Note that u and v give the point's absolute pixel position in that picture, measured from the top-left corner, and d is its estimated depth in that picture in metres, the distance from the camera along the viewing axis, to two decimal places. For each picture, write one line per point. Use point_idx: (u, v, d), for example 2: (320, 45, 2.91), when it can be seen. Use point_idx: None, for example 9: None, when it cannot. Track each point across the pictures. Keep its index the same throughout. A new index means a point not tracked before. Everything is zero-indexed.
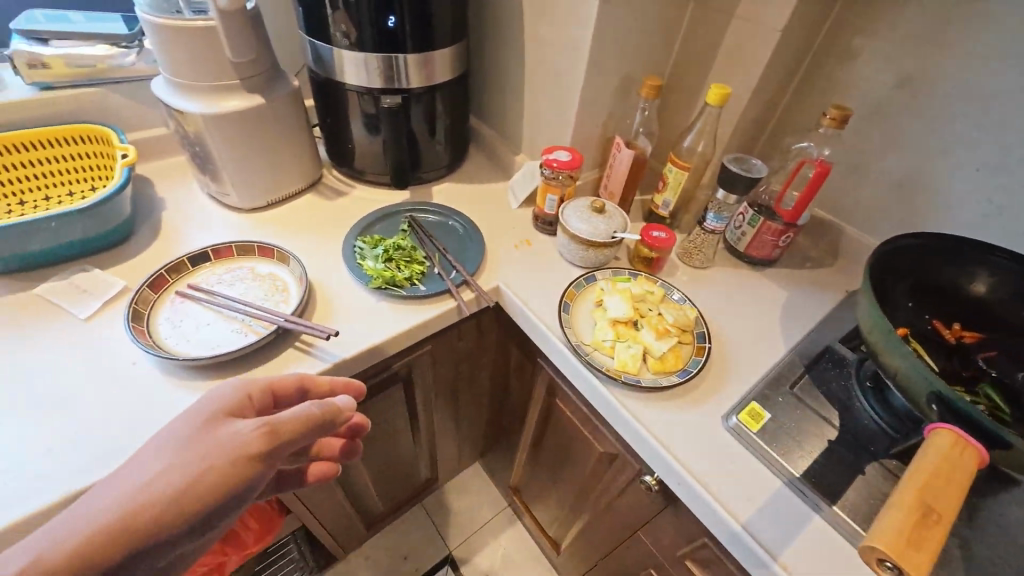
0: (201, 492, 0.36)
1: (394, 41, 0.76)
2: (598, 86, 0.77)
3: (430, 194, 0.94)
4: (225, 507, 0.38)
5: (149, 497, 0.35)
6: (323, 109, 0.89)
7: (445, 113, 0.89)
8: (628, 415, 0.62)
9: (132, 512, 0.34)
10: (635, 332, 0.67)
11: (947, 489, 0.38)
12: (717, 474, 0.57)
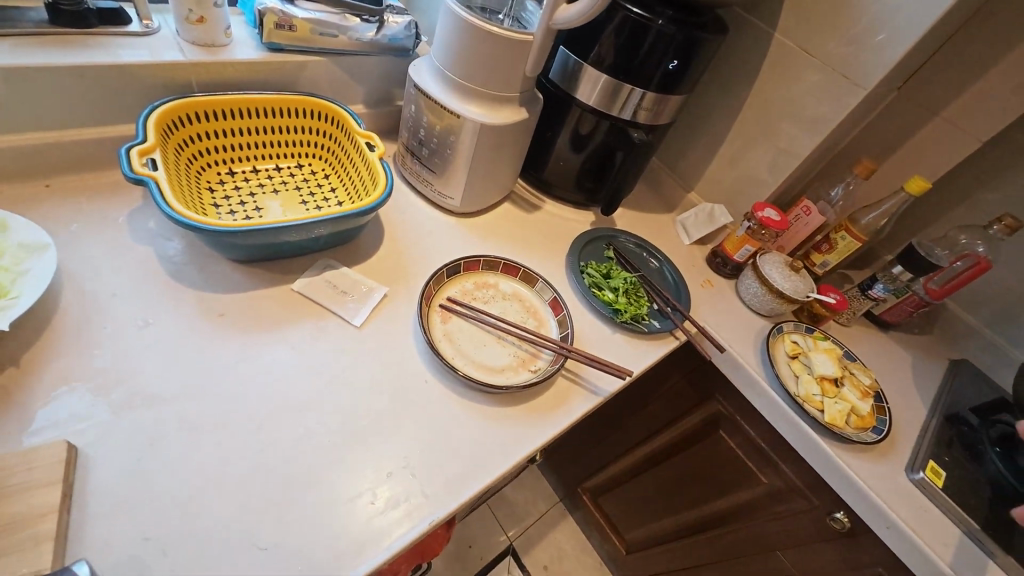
0: None
1: (642, 74, 0.74)
2: (814, 154, 0.84)
3: (612, 218, 0.97)
4: None
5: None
6: (542, 123, 0.88)
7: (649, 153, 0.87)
8: (842, 464, 0.71)
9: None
10: (839, 390, 0.76)
11: None
12: (918, 521, 0.68)
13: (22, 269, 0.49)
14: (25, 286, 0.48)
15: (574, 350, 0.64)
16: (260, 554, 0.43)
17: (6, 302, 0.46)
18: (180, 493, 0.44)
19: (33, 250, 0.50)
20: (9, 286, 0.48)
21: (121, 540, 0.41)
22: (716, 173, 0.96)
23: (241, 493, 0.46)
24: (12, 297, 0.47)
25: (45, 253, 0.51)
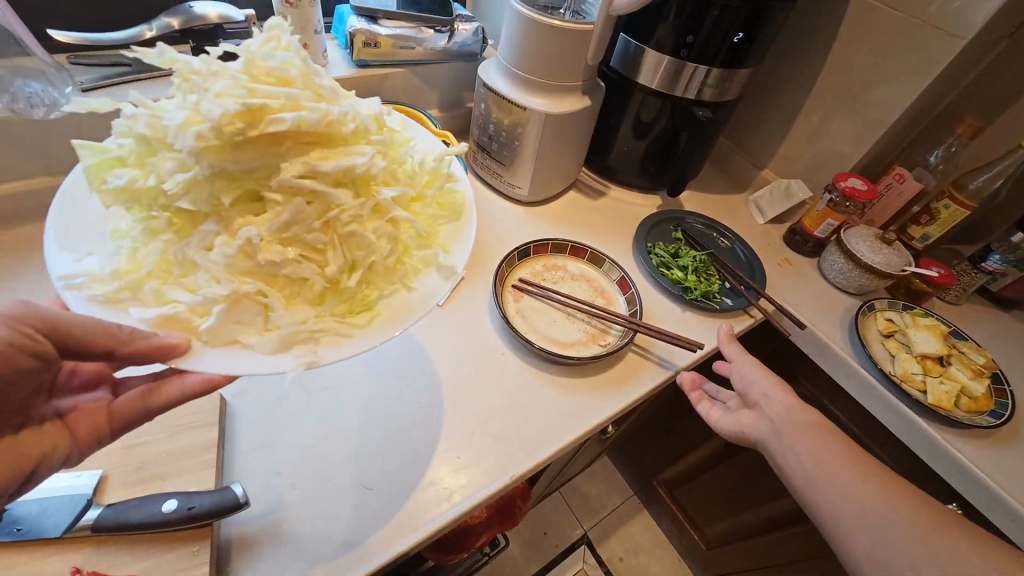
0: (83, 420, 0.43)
1: (707, 53, 0.74)
2: (906, 116, 0.78)
3: (678, 202, 0.96)
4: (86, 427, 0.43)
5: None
6: (604, 111, 0.91)
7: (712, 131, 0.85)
8: (952, 451, 0.65)
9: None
10: (945, 370, 0.70)
11: None
12: None
13: (411, 287, 0.40)
14: (391, 307, 0.39)
15: (643, 325, 0.65)
16: (367, 494, 0.50)
17: (361, 317, 0.38)
18: (302, 439, 0.52)
19: (445, 276, 0.41)
20: (372, 299, 0.39)
21: (261, 480, 0.49)
22: (792, 147, 0.92)
23: (350, 443, 0.53)
24: (372, 311, 0.38)
25: (443, 284, 0.40)
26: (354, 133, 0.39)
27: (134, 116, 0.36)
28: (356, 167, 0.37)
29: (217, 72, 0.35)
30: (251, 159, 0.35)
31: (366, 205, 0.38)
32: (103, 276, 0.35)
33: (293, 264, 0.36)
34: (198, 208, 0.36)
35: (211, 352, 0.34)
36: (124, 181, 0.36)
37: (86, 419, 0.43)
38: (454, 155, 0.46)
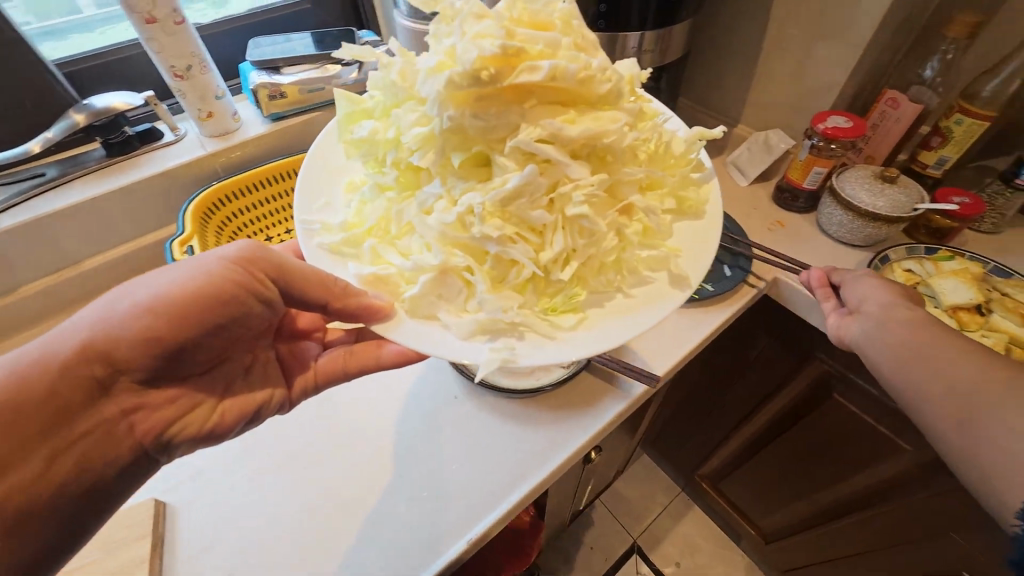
0: (249, 397, 0.49)
1: (627, 18, 0.66)
2: (883, 32, 0.66)
3: None
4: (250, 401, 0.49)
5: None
6: None
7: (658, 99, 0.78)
8: None
9: (64, 358, 0.36)
10: (985, 320, 0.58)
11: None
12: None
13: (636, 297, 0.40)
14: (605, 318, 0.38)
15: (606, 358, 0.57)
16: None
17: (572, 318, 0.38)
18: (243, 532, 0.49)
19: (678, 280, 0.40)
20: (584, 301, 0.40)
21: (270, 515, 0.50)
22: (762, 95, 0.82)
23: (294, 527, 0.49)
24: (586, 314, 0.39)
25: (664, 299, 0.39)
26: (607, 95, 0.39)
27: (400, 79, 0.40)
28: (604, 135, 0.38)
29: (484, 19, 0.36)
30: (493, 118, 0.37)
31: (601, 182, 0.38)
32: (334, 226, 0.41)
33: (510, 240, 0.37)
34: (429, 163, 0.39)
35: (411, 319, 0.38)
36: (378, 139, 0.41)
37: (300, 376, 0.53)
38: (702, 147, 0.45)
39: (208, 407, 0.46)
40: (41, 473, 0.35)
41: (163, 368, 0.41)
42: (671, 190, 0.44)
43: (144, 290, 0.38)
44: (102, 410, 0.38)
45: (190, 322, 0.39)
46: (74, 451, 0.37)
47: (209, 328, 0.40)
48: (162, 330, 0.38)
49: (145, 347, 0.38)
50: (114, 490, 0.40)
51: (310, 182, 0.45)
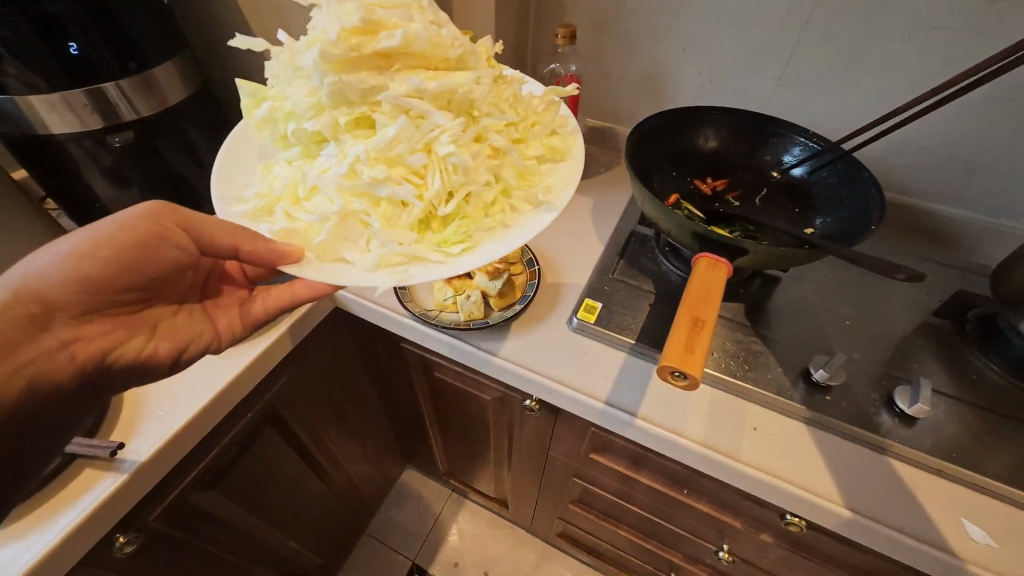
0: (183, 334, 0.56)
1: (92, 76, 0.64)
2: None
3: None
4: (190, 339, 0.57)
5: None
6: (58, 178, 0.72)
7: (177, 142, 0.77)
8: (490, 357, 0.65)
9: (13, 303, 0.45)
10: (470, 282, 0.70)
11: (701, 343, 0.43)
12: (580, 373, 0.63)
13: (468, 215, 0.50)
14: (468, 235, 0.49)
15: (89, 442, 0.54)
16: None
17: (449, 249, 0.48)
18: None
19: (542, 212, 0.50)
20: (446, 233, 0.50)
21: None
22: None
23: None
24: (453, 244, 0.49)
25: (541, 215, 0.50)
26: (460, 59, 0.51)
27: (289, 62, 0.49)
28: (459, 89, 0.49)
29: (345, 4, 0.47)
30: (368, 79, 0.48)
31: (463, 128, 0.49)
32: (248, 198, 0.50)
33: (391, 181, 0.47)
34: (324, 129, 0.48)
35: (319, 261, 0.46)
36: (280, 115, 0.51)
37: (227, 317, 0.61)
38: (558, 103, 0.56)
39: (140, 342, 0.53)
40: (1, 393, 0.43)
41: (99, 302, 0.50)
42: (539, 140, 0.55)
43: (69, 242, 0.48)
44: (32, 344, 0.45)
45: (105, 260, 0.48)
46: (19, 387, 0.45)
47: (134, 262, 0.50)
48: (81, 274, 0.47)
49: (73, 288, 0.47)
50: (60, 407, 0.48)
51: (229, 171, 0.53)
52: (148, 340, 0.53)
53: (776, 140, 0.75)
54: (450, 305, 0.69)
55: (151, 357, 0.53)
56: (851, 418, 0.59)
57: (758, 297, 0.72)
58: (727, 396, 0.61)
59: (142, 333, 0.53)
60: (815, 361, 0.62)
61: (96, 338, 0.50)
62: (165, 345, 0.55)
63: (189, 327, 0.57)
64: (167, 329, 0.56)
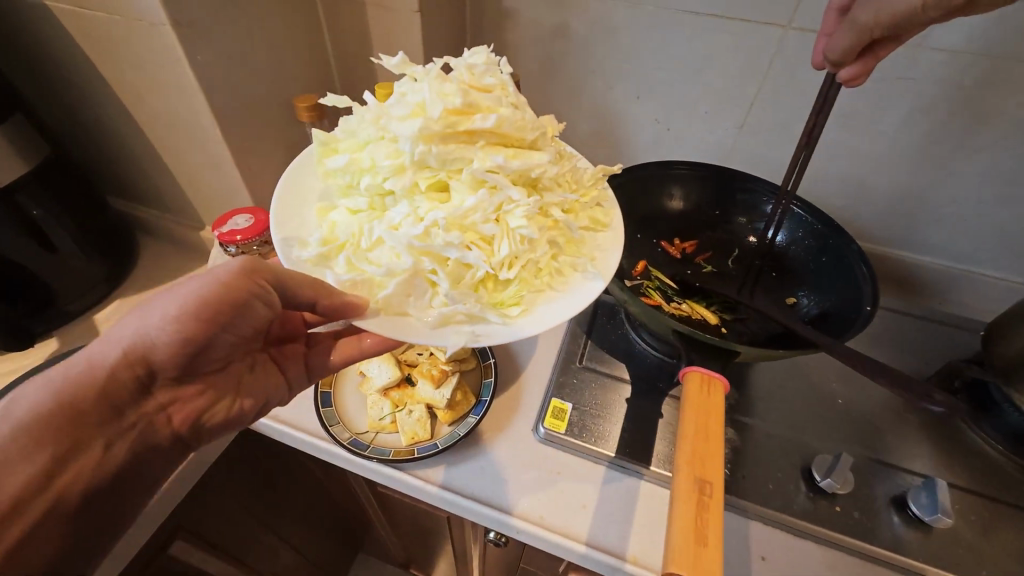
0: (259, 388, 0.49)
1: None
2: (247, 124, 0.61)
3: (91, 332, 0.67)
4: (270, 395, 0.50)
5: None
6: None
7: (10, 233, 0.57)
8: (440, 492, 0.53)
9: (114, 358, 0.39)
10: (412, 391, 0.57)
11: (714, 531, 0.32)
12: (552, 504, 0.52)
13: (539, 283, 0.47)
14: (535, 302, 0.45)
15: None
16: None
17: (511, 309, 0.44)
18: None
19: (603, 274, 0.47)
20: (506, 293, 0.46)
21: None
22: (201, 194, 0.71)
23: None
24: (511, 305, 0.45)
25: (590, 283, 0.46)
26: (534, 142, 0.49)
27: (373, 121, 0.48)
28: (534, 170, 0.47)
29: (445, 84, 0.46)
30: (452, 151, 0.45)
31: (535, 202, 0.46)
32: (310, 242, 0.45)
33: (464, 245, 0.44)
34: (399, 189, 0.45)
35: (382, 315, 0.42)
36: (353, 168, 0.47)
37: (297, 367, 0.52)
38: (605, 181, 0.54)
39: (223, 401, 0.46)
40: (93, 463, 0.38)
41: (189, 365, 0.42)
42: (585, 212, 0.52)
43: (171, 301, 0.39)
44: (134, 407, 0.40)
45: (224, 317, 0.41)
46: (116, 456, 0.39)
47: (229, 327, 0.42)
48: (196, 328, 0.40)
49: (183, 349, 0.40)
50: (146, 480, 0.42)
51: (287, 203, 0.48)
52: (233, 397, 0.46)
53: (746, 197, 0.69)
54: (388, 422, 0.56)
55: (238, 416, 0.47)
56: (864, 531, 0.51)
57: (742, 379, 0.64)
58: (726, 516, 0.53)
59: (227, 390, 0.46)
60: (817, 463, 0.54)
61: (184, 400, 0.43)
62: (249, 403, 0.47)
63: (265, 379, 0.49)
64: (249, 382, 0.48)
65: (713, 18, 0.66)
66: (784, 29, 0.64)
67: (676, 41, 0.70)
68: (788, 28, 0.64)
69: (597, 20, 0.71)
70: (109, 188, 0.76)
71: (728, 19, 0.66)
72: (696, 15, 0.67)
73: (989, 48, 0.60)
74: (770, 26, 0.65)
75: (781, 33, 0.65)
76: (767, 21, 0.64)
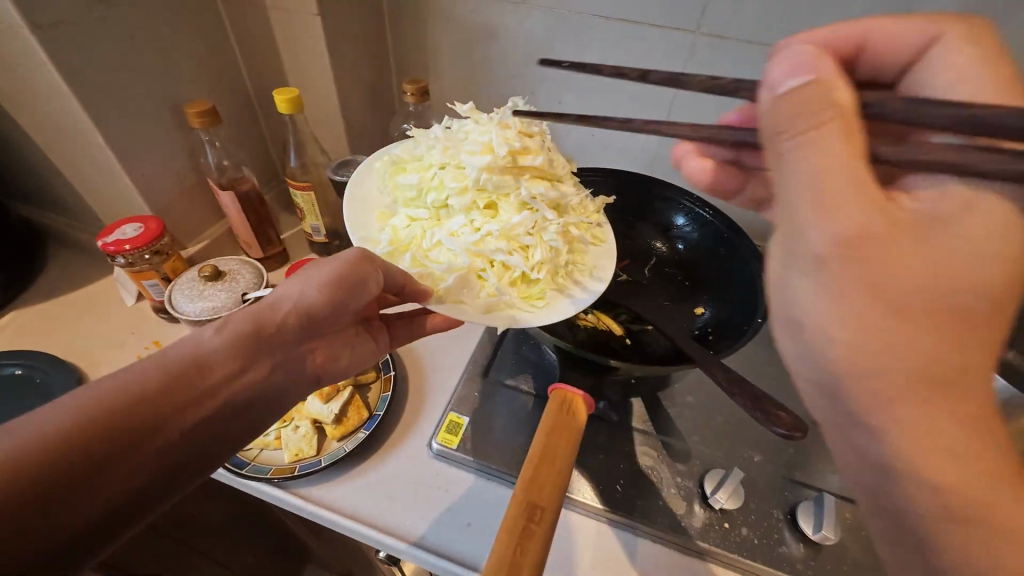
0: (361, 354, 0.52)
1: None
2: (135, 130, 0.58)
3: None
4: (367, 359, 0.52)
5: (29, 430, 0.30)
6: None
7: None
8: (319, 511, 0.51)
9: (269, 309, 0.43)
10: (301, 407, 0.56)
11: (531, 557, 0.32)
12: (434, 522, 0.51)
13: (564, 285, 0.51)
14: (562, 303, 0.49)
15: None
16: None
17: (542, 303, 0.49)
18: None
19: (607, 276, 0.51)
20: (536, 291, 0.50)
21: None
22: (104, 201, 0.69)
23: None
24: (541, 300, 0.49)
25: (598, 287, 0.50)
26: (564, 176, 0.55)
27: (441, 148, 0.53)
28: (564, 198, 0.52)
29: (507, 130, 0.52)
30: (505, 179, 0.51)
31: (565, 223, 0.51)
32: (381, 242, 0.50)
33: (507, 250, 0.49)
34: (459, 205, 0.51)
35: (442, 302, 0.47)
36: (422, 185, 0.52)
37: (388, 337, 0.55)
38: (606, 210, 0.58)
39: (336, 359, 0.49)
40: (229, 397, 0.38)
41: (319, 323, 0.45)
42: (592, 231, 0.54)
43: (321, 268, 0.44)
44: (269, 356, 0.42)
45: (362, 284, 0.45)
46: (246, 395, 0.40)
47: (359, 297, 0.45)
48: (342, 291, 0.44)
49: (326, 305, 0.44)
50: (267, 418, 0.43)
51: (354, 206, 0.53)
52: (340, 357, 0.49)
53: (660, 204, 0.68)
54: (274, 438, 0.55)
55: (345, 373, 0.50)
56: (754, 551, 0.49)
57: (654, 391, 0.63)
58: (615, 533, 0.51)
59: (338, 349, 0.49)
60: (710, 478, 0.53)
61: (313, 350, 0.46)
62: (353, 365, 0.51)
63: (367, 344, 0.53)
64: (359, 345, 0.52)
65: (625, 24, 0.64)
66: (694, 34, 0.62)
67: (591, 46, 0.68)
68: (698, 33, 0.62)
69: (512, 24, 0.69)
70: (15, 194, 0.74)
71: (638, 24, 0.64)
72: (607, 20, 0.65)
73: None
74: (681, 31, 0.63)
75: (691, 39, 0.63)
76: (677, 26, 0.62)
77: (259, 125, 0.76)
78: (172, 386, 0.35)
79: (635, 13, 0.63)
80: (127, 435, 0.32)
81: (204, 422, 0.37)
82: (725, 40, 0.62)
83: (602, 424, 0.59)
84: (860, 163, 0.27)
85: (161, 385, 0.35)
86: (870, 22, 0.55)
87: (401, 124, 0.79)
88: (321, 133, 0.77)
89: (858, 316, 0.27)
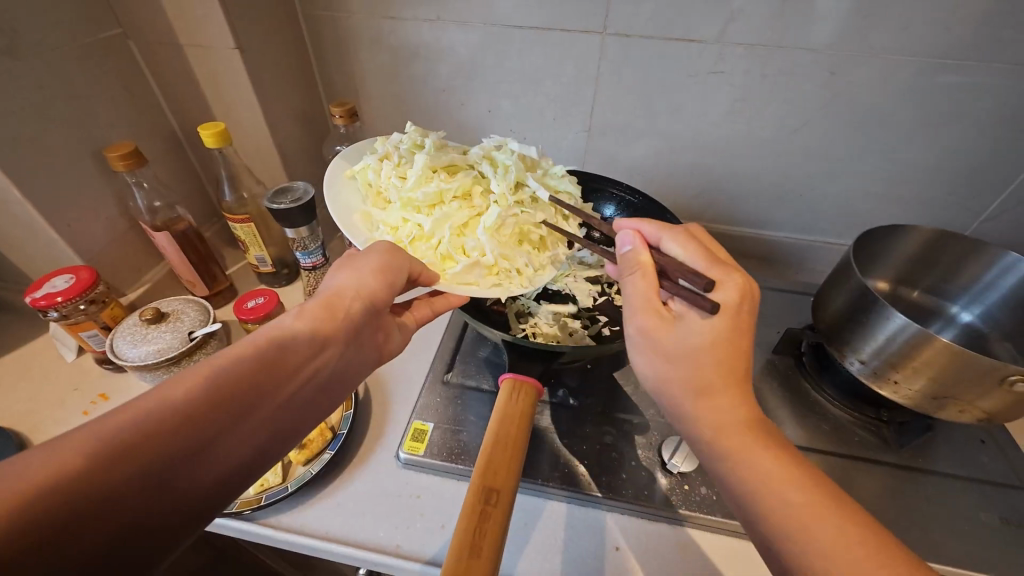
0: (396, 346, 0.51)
1: None
2: (55, 179, 0.57)
3: None
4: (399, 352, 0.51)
5: (124, 418, 0.30)
6: None
7: None
8: (293, 538, 0.50)
9: (332, 297, 0.43)
10: None
11: (492, 534, 0.34)
12: (408, 529, 0.51)
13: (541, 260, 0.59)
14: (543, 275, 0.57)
15: None
16: None
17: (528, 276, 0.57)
18: None
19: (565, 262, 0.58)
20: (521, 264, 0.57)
21: None
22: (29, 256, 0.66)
23: None
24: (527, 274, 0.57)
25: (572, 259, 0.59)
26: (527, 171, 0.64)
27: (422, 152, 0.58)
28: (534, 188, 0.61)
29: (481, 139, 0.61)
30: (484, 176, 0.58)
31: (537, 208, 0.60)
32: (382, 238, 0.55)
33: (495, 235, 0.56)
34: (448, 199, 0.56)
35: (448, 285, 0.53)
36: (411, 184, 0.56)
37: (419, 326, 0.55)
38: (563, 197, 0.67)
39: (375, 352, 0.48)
40: (303, 382, 0.39)
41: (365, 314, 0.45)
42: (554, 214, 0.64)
43: (366, 261, 0.45)
44: (337, 341, 0.42)
45: (401, 273, 0.47)
46: (314, 382, 0.40)
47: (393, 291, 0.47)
48: (390, 279, 0.46)
49: (368, 297, 0.44)
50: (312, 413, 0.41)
51: (339, 210, 0.55)
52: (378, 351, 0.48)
53: (593, 195, 0.71)
54: None
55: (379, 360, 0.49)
56: (715, 506, 0.52)
57: (608, 373, 0.66)
58: (585, 512, 0.53)
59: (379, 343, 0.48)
60: (665, 446, 0.56)
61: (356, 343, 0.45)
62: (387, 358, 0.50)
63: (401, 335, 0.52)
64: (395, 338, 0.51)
65: (537, 31, 0.68)
66: (602, 35, 0.67)
67: (510, 55, 0.71)
68: (605, 34, 0.67)
69: (433, 41, 0.72)
70: None
71: (550, 30, 0.68)
72: (520, 29, 0.68)
73: (784, 39, 0.63)
74: (589, 34, 0.67)
75: (600, 40, 0.67)
76: (585, 29, 0.67)
77: (190, 162, 0.75)
78: (253, 373, 0.36)
79: (545, 20, 0.67)
80: (216, 422, 0.33)
81: (282, 407, 0.37)
82: (629, 38, 0.66)
83: (564, 410, 0.62)
84: (703, 363, 0.38)
85: (244, 373, 0.35)
86: (751, 11, 0.61)
87: (335, 146, 0.80)
88: (255, 164, 0.77)
89: (663, 370, 0.40)
